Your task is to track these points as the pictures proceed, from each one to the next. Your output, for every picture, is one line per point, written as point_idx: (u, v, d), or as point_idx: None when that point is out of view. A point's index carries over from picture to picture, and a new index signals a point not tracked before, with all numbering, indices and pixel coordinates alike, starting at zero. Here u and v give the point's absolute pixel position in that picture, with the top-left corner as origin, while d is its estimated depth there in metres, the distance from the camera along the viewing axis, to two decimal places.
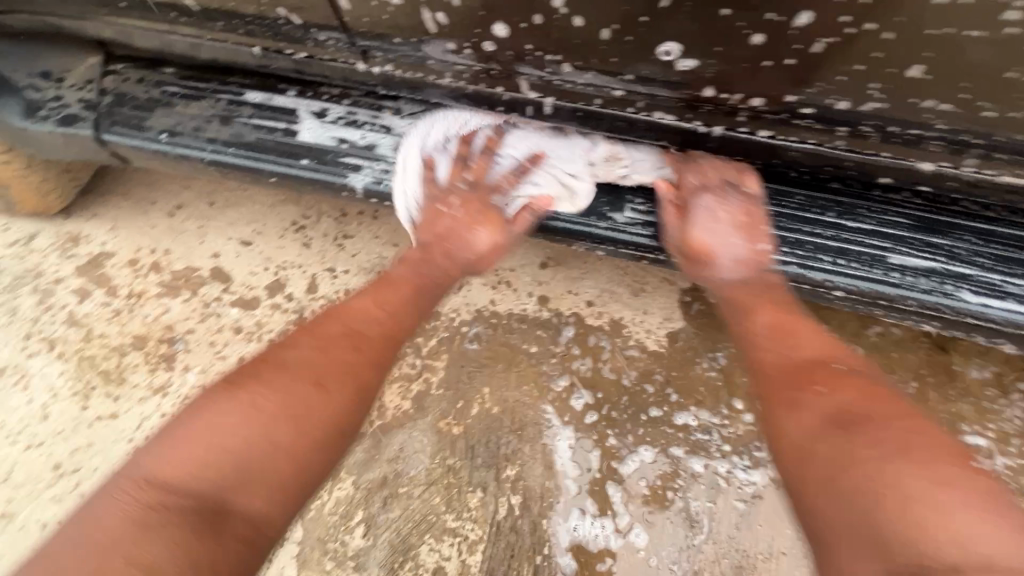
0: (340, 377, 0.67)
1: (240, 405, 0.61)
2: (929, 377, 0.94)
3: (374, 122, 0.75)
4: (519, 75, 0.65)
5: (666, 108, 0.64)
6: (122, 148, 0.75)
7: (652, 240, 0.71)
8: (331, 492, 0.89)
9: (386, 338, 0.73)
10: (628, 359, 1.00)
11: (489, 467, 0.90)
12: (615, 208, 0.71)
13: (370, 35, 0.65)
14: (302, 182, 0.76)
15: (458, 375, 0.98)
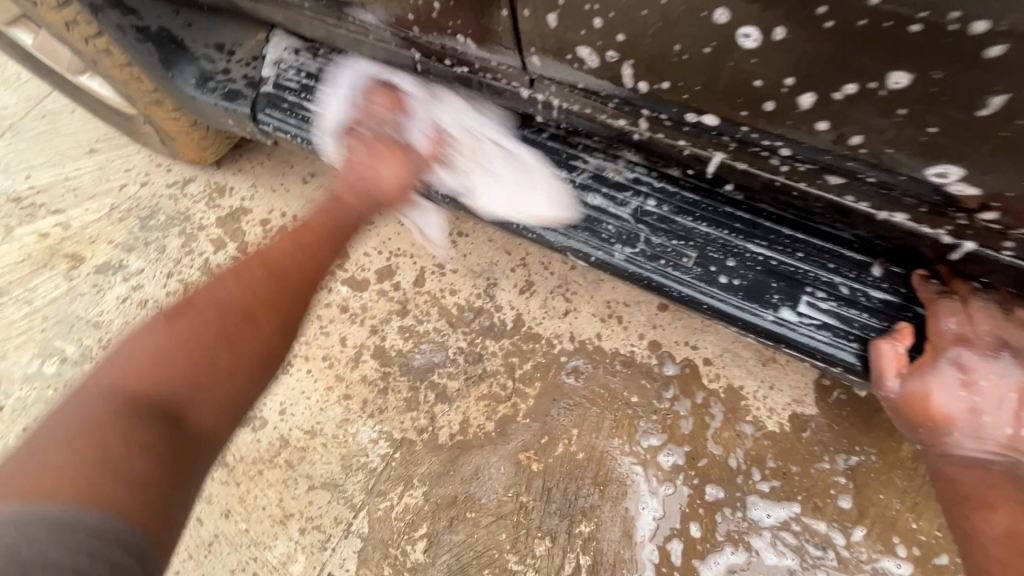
0: (239, 352, 0.60)
1: (197, 362, 0.57)
2: None
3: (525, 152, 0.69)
4: (710, 136, 0.55)
5: (895, 207, 0.51)
6: (275, 129, 0.76)
7: (831, 345, 0.56)
8: (401, 496, 0.89)
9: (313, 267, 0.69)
10: (740, 435, 0.87)
11: (562, 517, 0.85)
12: (789, 296, 0.57)
13: (549, 66, 0.57)
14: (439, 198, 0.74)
15: (547, 408, 0.92)
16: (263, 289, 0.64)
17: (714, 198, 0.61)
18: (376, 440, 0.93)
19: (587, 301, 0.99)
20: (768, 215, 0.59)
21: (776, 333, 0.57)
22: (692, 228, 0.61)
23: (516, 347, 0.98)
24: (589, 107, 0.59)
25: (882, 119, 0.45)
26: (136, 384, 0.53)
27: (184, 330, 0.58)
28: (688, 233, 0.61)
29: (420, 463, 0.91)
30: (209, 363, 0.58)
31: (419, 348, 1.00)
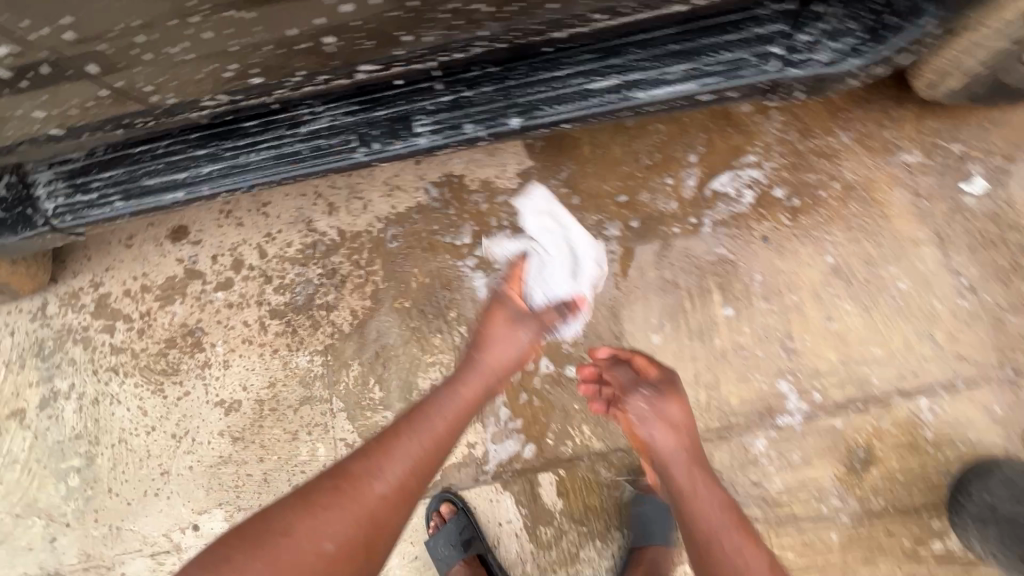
0: (299, 552, 0.82)
1: (338, 502, 0.88)
2: (712, 126, 1.26)
3: (229, 142, 0.95)
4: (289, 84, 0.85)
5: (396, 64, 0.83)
6: (79, 227, 1.02)
7: (443, 140, 0.93)
8: (349, 373, 1.33)
9: (396, 484, 0.92)
10: (500, 203, 1.32)
11: (439, 316, 1.31)
12: (409, 129, 0.92)
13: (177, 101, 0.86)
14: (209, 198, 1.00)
15: (393, 268, 1.34)
16: (336, 509, 0.87)
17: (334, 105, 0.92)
18: (312, 358, 1.35)
19: (373, 190, 1.37)
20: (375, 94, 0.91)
21: (414, 152, 0.94)
22: (343, 122, 0.93)
23: (351, 249, 1.36)
24: (222, 103, 0.88)
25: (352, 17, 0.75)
26: (297, 523, 0.85)
27: (322, 498, 0.88)
28: (345, 127, 0.93)
29: (345, 350, 1.34)
30: (341, 503, 0.87)
31: (296, 292, 1.37)
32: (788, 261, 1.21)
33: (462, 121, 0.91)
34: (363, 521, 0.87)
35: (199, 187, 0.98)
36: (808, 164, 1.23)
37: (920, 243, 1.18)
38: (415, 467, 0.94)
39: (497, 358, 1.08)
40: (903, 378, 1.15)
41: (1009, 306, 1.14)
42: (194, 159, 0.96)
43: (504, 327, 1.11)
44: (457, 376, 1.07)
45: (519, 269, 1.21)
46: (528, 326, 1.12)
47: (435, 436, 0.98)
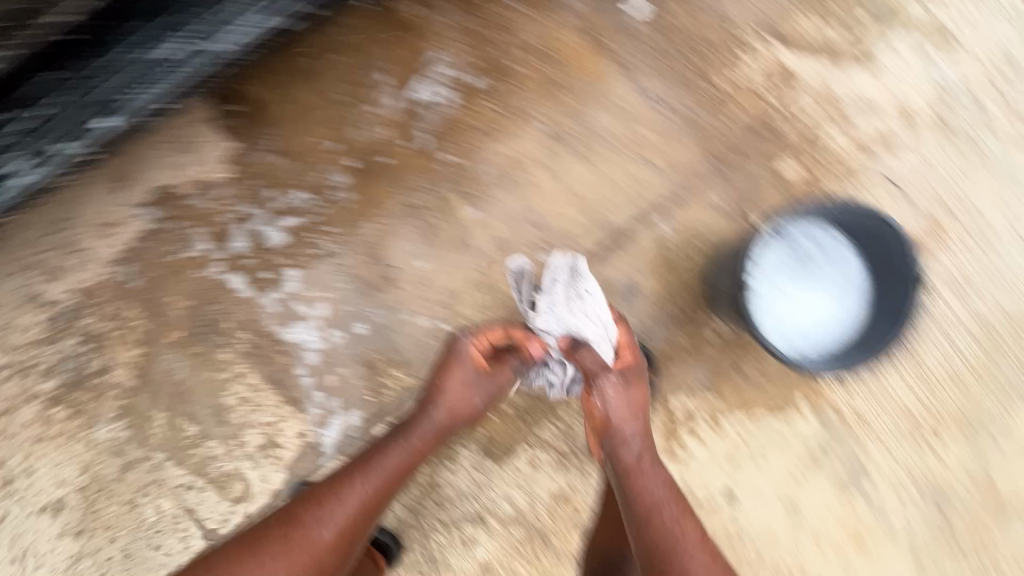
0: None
1: (285, 553, 1.03)
2: (387, 38, 1.25)
3: None
4: None
5: None
6: None
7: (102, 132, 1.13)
8: (155, 424, 1.28)
9: (338, 532, 1.06)
10: (218, 194, 1.25)
11: (215, 330, 1.27)
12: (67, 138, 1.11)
13: None
14: None
15: (149, 304, 1.27)
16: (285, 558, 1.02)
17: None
18: (112, 426, 1.28)
19: (88, 235, 1.26)
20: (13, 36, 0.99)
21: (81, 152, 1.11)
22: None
23: (97, 305, 1.27)
24: None
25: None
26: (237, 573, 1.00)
27: (271, 548, 1.03)
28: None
29: (140, 404, 1.28)
30: (290, 551, 1.03)
31: (62, 371, 1.27)
32: (505, 142, 1.24)
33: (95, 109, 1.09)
34: (314, 558, 1.04)
35: None
36: (486, 40, 1.24)
37: (608, 78, 1.23)
38: (359, 509, 1.09)
39: (455, 399, 1.15)
40: (637, 206, 1.24)
41: (700, 104, 1.23)
42: None
43: (456, 361, 1.15)
44: (424, 425, 1.15)
45: (500, 332, 1.15)
46: (481, 385, 1.16)
47: (389, 487, 1.13)
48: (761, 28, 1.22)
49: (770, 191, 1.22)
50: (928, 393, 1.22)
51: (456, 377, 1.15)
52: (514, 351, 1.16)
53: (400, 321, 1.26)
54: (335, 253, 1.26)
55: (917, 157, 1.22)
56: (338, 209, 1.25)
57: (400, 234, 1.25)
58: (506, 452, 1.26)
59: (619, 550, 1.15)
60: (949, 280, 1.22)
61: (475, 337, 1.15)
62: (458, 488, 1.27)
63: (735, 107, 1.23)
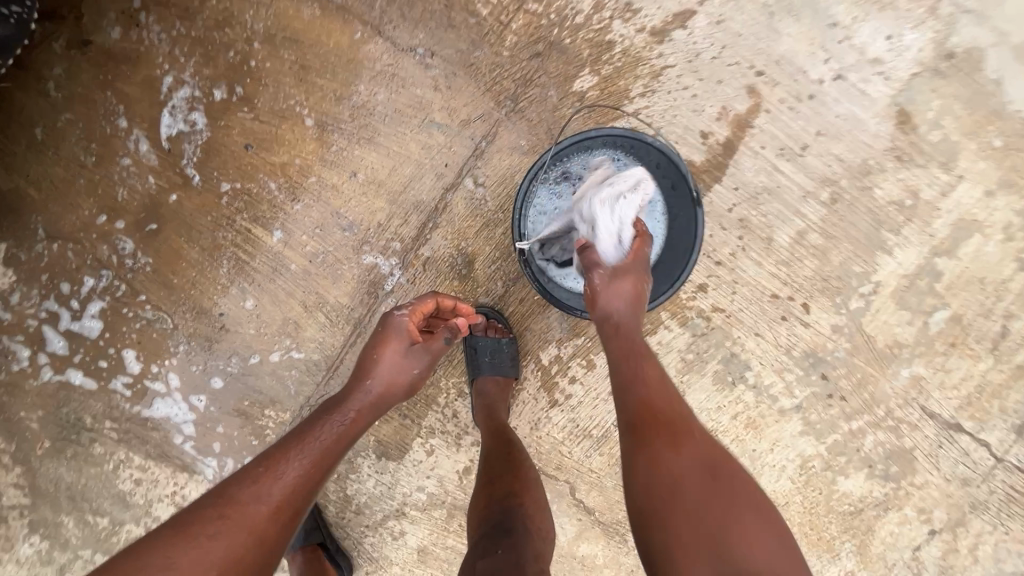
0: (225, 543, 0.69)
1: (220, 532, 0.70)
2: (109, 76, 1.10)
3: None
4: None
5: None
6: None
7: None
8: (68, 528, 1.30)
9: (279, 520, 0.74)
10: (18, 299, 1.18)
11: (81, 428, 1.25)
12: None
13: None
14: None
15: (7, 424, 1.24)
16: (219, 538, 0.69)
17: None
18: (30, 542, 1.30)
19: None
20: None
21: None
22: None
23: None
24: None
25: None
26: (184, 547, 0.67)
27: (203, 527, 0.70)
28: None
29: (46, 516, 1.29)
30: (219, 536, 0.69)
31: None
32: (283, 150, 1.13)
33: None
34: (255, 535, 0.71)
35: None
36: (217, 44, 1.09)
37: (361, 44, 1.10)
38: (294, 495, 0.76)
39: (393, 376, 0.94)
40: (443, 174, 1.15)
41: (469, 42, 1.10)
42: None
43: (397, 327, 0.97)
44: (364, 408, 0.91)
45: (433, 302, 1.01)
46: (420, 356, 0.97)
47: (335, 459, 0.83)
48: None
49: (573, 112, 1.13)
50: (785, 268, 1.19)
51: (395, 351, 0.96)
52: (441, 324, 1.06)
53: (253, 365, 1.22)
54: (163, 318, 1.19)
55: (713, 26, 1.11)
56: (144, 275, 1.18)
57: (218, 279, 1.18)
58: (402, 448, 1.28)
59: (503, 500, 0.96)
60: (780, 148, 1.15)
61: (409, 310, 1.00)
62: (372, 493, 1.31)
63: (507, 33, 1.10)
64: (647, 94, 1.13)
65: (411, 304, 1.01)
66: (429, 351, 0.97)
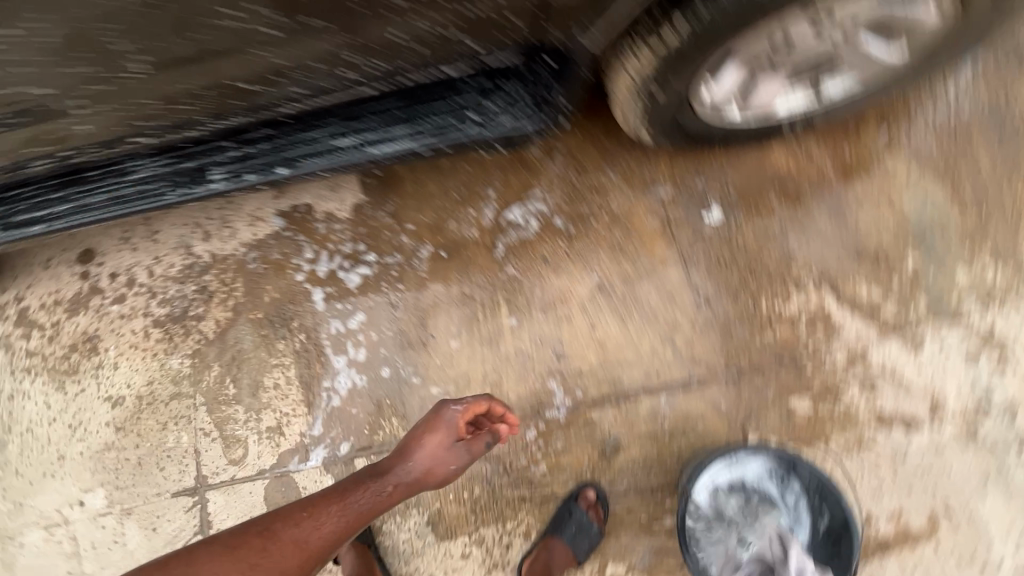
0: (274, 560, 1.00)
1: (276, 549, 1.01)
2: (507, 166, 1.51)
3: (38, 192, 1.21)
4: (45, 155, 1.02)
5: (134, 137, 1.00)
6: None
7: (230, 182, 1.20)
8: (209, 373, 1.58)
9: (321, 542, 1.06)
10: (339, 229, 1.59)
11: (284, 325, 1.56)
12: (203, 182, 1.21)
13: None
14: (55, 234, 1.29)
15: (252, 284, 1.61)
16: (271, 553, 1.00)
17: (179, 152, 1.15)
18: (182, 360, 1.61)
19: (240, 218, 1.65)
20: (314, 52, 0.81)
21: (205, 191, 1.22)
22: (141, 175, 1.19)
23: (218, 271, 1.64)
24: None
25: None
26: (252, 555, 0.98)
27: (266, 541, 1.01)
28: (147, 180, 1.20)
29: (207, 354, 1.59)
30: (264, 558, 0.99)
31: (174, 304, 1.65)
32: (561, 279, 1.44)
33: (240, 164, 1.17)
34: (303, 553, 1.03)
35: (35, 230, 1.27)
36: (582, 196, 1.47)
37: (666, 264, 1.39)
38: (341, 529, 1.09)
39: (433, 458, 1.19)
40: (649, 377, 1.36)
41: (738, 318, 1.34)
42: (31, 207, 1.24)
43: (449, 421, 1.21)
44: (403, 479, 1.19)
45: (488, 405, 1.23)
46: (460, 452, 1.21)
47: (376, 508, 1.14)
48: (819, 277, 1.33)
49: (772, 416, 1.30)
50: None
51: (442, 436, 1.20)
52: (488, 429, 1.25)
53: (413, 384, 1.47)
54: (398, 308, 1.52)
55: (929, 450, 1.24)
56: (414, 276, 1.53)
57: (450, 315, 1.48)
58: (449, 531, 1.38)
59: None
60: None
61: (463, 410, 1.21)
62: (397, 544, 1.40)
63: (771, 333, 1.33)
64: (842, 453, 1.26)
65: (467, 404, 1.21)
66: (471, 452, 1.21)
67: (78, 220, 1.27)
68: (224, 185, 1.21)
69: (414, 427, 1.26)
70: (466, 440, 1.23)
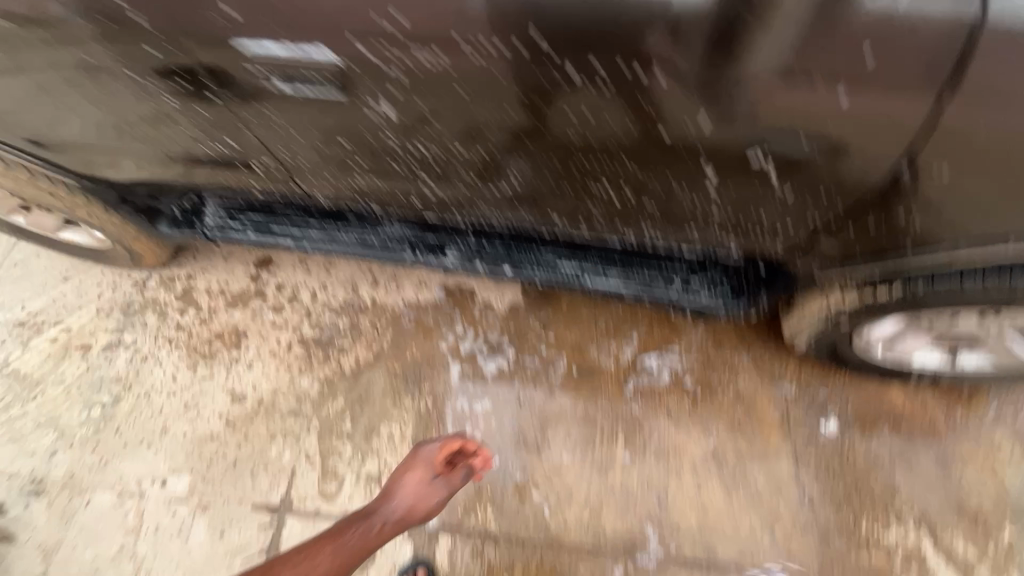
0: None
1: None
2: (655, 318, 1.73)
3: (308, 218, 1.47)
4: (341, 194, 1.18)
5: (422, 206, 1.16)
6: (192, 236, 1.52)
7: (460, 262, 1.40)
8: (332, 403, 1.70)
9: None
10: (491, 319, 1.79)
11: (415, 384, 1.71)
12: (436, 254, 1.41)
13: (265, 194, 1.32)
14: (289, 248, 1.48)
15: (399, 338, 1.78)
16: None
17: (436, 228, 1.41)
18: (312, 381, 1.74)
19: (408, 280, 1.88)
20: (638, 190, 0.94)
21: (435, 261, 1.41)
22: (393, 233, 1.43)
23: (373, 316, 1.83)
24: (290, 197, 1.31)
25: (367, 149, 0.97)
26: None
27: None
28: (394, 237, 1.43)
29: (337, 385, 1.73)
30: None
31: (323, 330, 1.82)
32: (679, 433, 1.58)
33: (477, 254, 1.39)
34: None
35: (279, 241, 1.48)
36: (715, 367, 1.65)
37: (779, 455, 1.53)
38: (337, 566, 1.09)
39: (419, 488, 1.24)
40: (743, 556, 1.43)
41: (838, 530, 1.44)
42: (291, 223, 1.48)
43: (423, 454, 1.29)
44: (394, 512, 1.21)
45: (461, 441, 1.31)
46: (440, 486, 1.26)
47: (371, 543, 1.16)
48: (920, 518, 1.44)
49: None
50: None
51: (422, 468, 1.27)
52: (464, 463, 1.31)
53: (517, 481, 1.56)
54: (524, 407, 1.65)
55: None
56: (545, 382, 1.68)
57: (569, 429, 1.61)
58: None
59: None
60: None
61: (439, 446, 1.30)
62: None
63: (867, 555, 1.41)
64: None
65: (441, 441, 1.31)
66: (450, 486, 1.27)
67: (314, 245, 1.46)
68: (453, 263, 1.41)
69: (398, 466, 1.32)
70: (443, 474, 1.28)
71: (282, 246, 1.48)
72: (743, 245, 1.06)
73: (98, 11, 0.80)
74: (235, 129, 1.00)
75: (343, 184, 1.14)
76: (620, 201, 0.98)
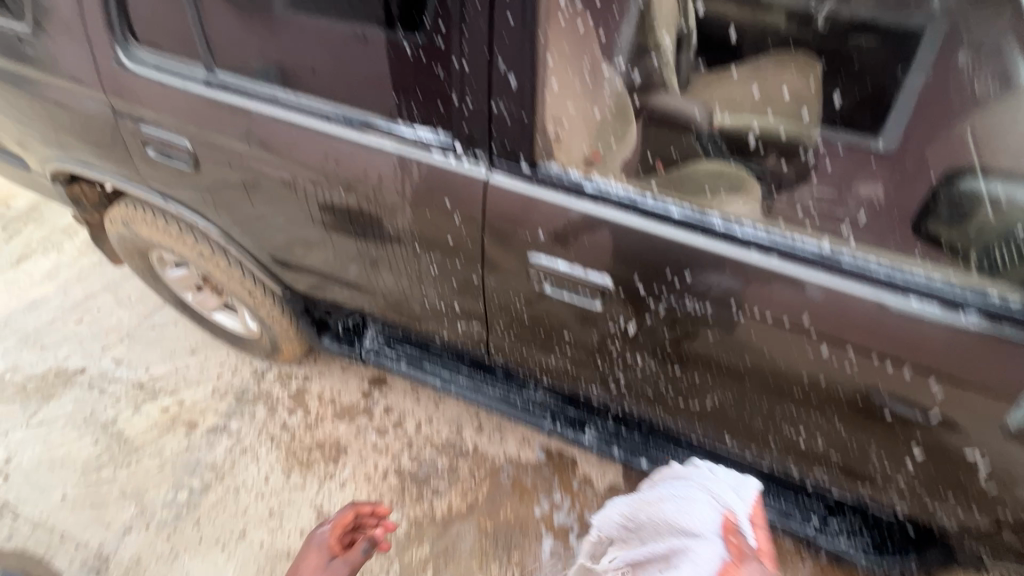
0: None
1: None
2: None
3: (460, 364, 1.57)
4: (527, 366, 1.29)
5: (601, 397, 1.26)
6: (350, 354, 1.64)
7: (598, 443, 1.45)
8: (416, 549, 1.66)
9: None
10: (590, 496, 1.76)
11: (505, 551, 1.65)
12: (576, 429, 1.47)
13: (441, 339, 1.46)
14: (436, 388, 1.57)
15: (495, 494, 1.77)
16: None
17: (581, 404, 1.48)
18: (401, 520, 1.71)
19: (512, 433, 1.90)
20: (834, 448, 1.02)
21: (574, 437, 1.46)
22: (537, 398, 1.51)
23: (472, 463, 1.83)
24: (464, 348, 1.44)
25: (589, 349, 1.10)
26: None
27: None
28: (538, 402, 1.51)
29: (424, 530, 1.69)
30: None
31: (421, 466, 1.83)
32: None
33: (618, 440, 1.44)
34: None
35: (429, 380, 1.57)
36: None
37: None
38: None
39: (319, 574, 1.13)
40: None
41: None
42: (444, 364, 1.59)
43: (315, 537, 1.21)
44: None
45: (353, 511, 1.25)
46: (337, 567, 1.15)
47: None
48: None
49: None
50: None
51: (316, 550, 1.18)
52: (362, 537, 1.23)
53: None
54: None
55: None
56: None
57: None
58: None
59: None
60: None
61: (331, 526, 1.22)
62: None
63: None
64: None
65: (333, 520, 1.24)
66: (349, 564, 1.16)
67: (461, 390, 1.55)
68: (591, 442, 1.46)
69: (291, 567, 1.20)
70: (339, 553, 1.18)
71: (430, 384, 1.57)
72: (911, 512, 1.07)
73: (425, 204, 1.02)
74: (473, 297, 1.15)
75: (532, 359, 1.26)
76: (802, 444, 1.04)
